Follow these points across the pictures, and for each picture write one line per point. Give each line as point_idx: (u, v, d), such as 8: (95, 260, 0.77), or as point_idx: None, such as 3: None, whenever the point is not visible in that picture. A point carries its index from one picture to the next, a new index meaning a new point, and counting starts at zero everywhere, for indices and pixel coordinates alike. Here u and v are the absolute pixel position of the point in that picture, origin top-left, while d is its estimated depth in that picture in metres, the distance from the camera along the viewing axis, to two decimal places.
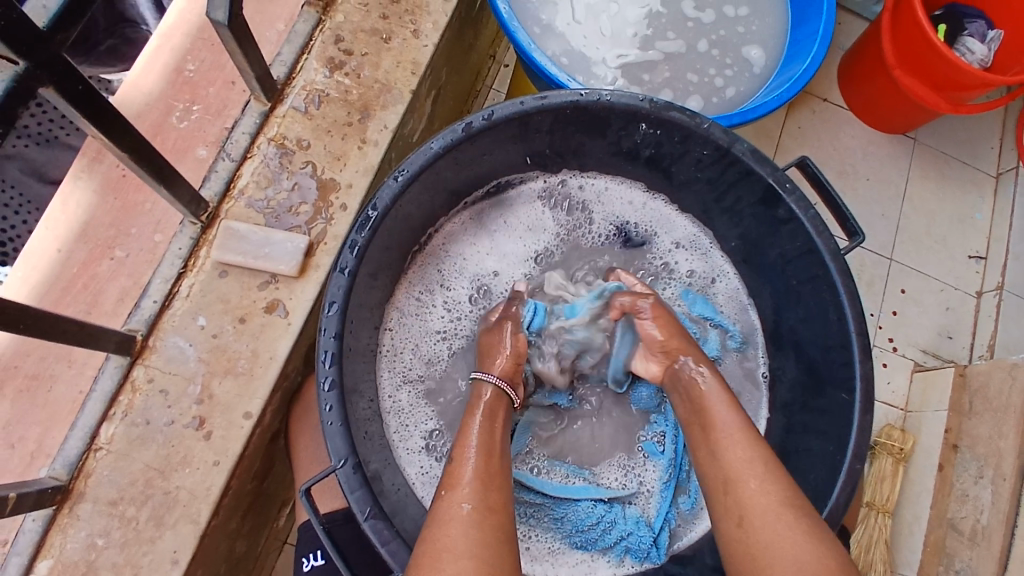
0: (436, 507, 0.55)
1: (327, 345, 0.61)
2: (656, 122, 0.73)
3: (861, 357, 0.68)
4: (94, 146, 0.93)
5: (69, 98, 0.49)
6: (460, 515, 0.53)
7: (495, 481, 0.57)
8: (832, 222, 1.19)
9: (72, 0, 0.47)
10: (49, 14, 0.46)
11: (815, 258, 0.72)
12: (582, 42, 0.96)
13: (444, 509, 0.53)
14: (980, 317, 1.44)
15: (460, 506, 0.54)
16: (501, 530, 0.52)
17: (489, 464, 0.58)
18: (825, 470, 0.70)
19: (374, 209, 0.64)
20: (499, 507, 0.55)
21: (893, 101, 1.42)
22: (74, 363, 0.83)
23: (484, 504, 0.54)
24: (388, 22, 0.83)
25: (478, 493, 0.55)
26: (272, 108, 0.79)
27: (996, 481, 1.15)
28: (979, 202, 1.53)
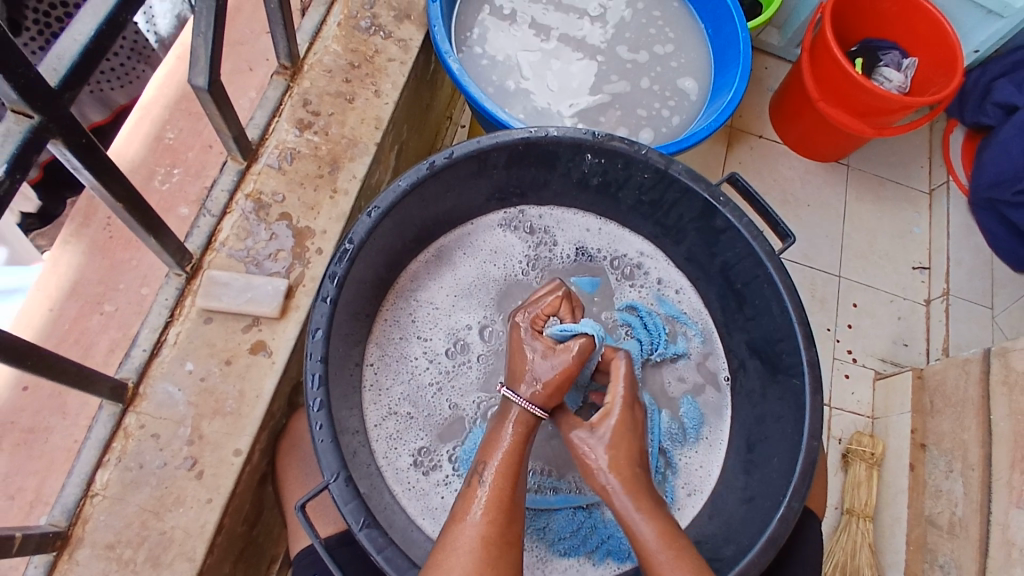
0: (450, 531, 0.60)
1: (314, 368, 0.65)
2: (600, 151, 0.81)
3: (805, 344, 0.75)
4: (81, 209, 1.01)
5: (74, 151, 0.56)
6: (470, 540, 0.58)
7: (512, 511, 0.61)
8: (766, 230, 1.30)
9: (79, 66, 0.54)
10: (59, 77, 0.53)
11: (754, 260, 0.79)
12: (536, 91, 1.06)
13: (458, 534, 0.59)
14: (932, 323, 1.53)
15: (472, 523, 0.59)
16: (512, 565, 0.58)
17: (506, 490, 0.62)
18: (786, 455, 0.75)
19: (350, 243, 0.70)
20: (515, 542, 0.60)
21: (822, 132, 1.54)
22: (68, 415, 0.92)
23: (501, 539, 0.59)
24: (350, 85, 0.91)
25: (495, 525, 0.59)
26: (247, 166, 0.85)
27: (966, 472, 1.20)
28: (916, 217, 1.64)
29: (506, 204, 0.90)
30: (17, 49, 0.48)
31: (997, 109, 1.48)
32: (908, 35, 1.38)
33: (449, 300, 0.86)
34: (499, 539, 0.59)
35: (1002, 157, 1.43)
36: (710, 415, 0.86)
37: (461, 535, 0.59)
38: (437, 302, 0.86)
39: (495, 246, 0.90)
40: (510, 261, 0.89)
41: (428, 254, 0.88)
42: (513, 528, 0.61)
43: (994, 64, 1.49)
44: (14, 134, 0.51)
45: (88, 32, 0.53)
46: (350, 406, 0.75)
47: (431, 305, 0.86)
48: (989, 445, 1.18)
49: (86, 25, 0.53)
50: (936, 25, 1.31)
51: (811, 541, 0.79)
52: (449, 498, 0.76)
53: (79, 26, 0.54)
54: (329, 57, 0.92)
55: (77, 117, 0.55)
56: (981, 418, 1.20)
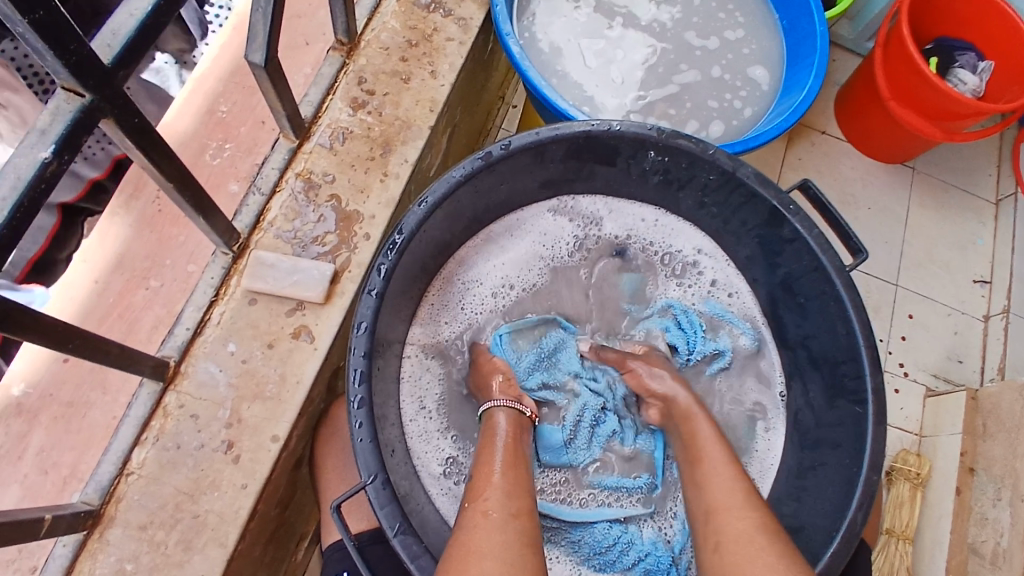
0: (462, 515, 0.58)
1: (356, 363, 0.64)
2: (664, 149, 0.77)
3: (871, 369, 0.70)
4: (132, 180, 0.95)
5: (126, 132, 0.54)
6: (486, 521, 0.55)
7: (518, 491, 0.59)
8: (836, 242, 1.22)
9: (136, 43, 0.52)
10: (112, 54, 0.51)
11: (822, 275, 0.74)
12: (602, 79, 1.02)
13: (471, 515, 0.56)
14: (989, 340, 1.46)
15: (486, 513, 0.56)
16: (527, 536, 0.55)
17: (518, 479, 0.61)
18: (841, 484, 0.71)
19: (399, 234, 0.68)
20: (523, 514, 0.57)
21: (889, 132, 1.47)
22: (108, 391, 0.86)
23: (507, 512, 0.56)
24: (407, 64, 0.88)
25: (501, 502, 0.57)
26: (299, 145, 0.83)
27: (1014, 502, 1.15)
28: (980, 228, 1.56)
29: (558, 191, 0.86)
30: (71, 24, 0.46)
31: None
32: (986, 36, 1.28)
33: (494, 288, 0.84)
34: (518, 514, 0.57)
35: None
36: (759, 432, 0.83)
37: (471, 515, 0.56)
38: (481, 289, 0.84)
39: (545, 239, 0.87)
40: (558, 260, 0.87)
41: (475, 239, 0.84)
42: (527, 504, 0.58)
43: None
44: (64, 113, 0.49)
45: (145, 8, 0.52)
46: (391, 401, 0.73)
47: (475, 302, 0.84)
48: None
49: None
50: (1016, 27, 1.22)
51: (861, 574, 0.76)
52: None
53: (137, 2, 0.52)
54: (386, 34, 0.89)
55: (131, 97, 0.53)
56: None
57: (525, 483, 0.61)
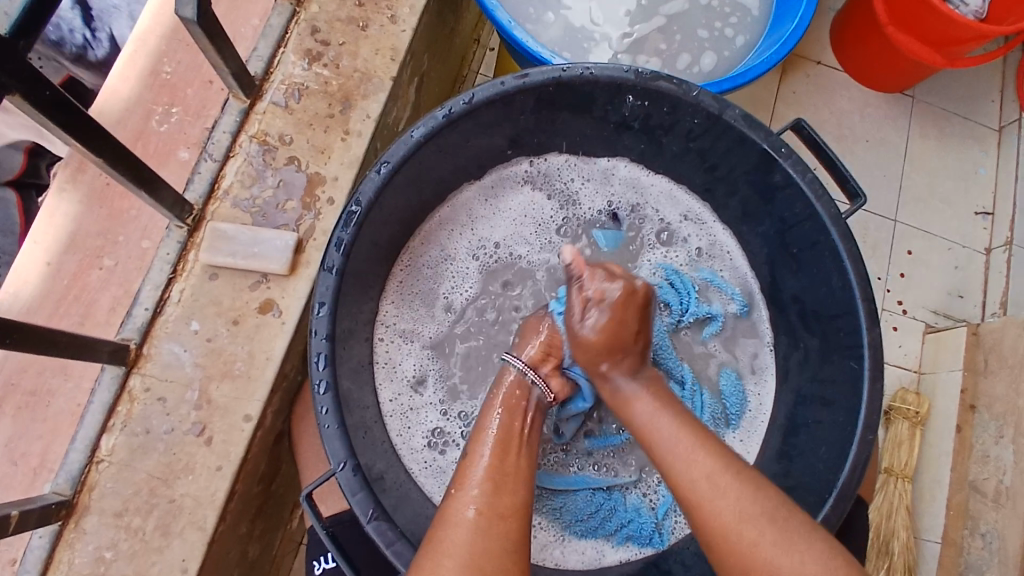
0: (446, 506, 0.56)
1: (319, 347, 0.60)
2: (642, 93, 0.71)
3: (868, 320, 0.67)
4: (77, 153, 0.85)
5: (38, 107, 0.51)
6: (466, 519, 0.54)
7: (507, 484, 0.57)
8: (833, 186, 1.15)
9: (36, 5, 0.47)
10: (11, 21, 0.47)
11: (815, 222, 0.70)
12: (583, 16, 0.95)
13: (453, 510, 0.55)
14: (990, 275, 1.43)
15: (467, 508, 0.55)
16: (506, 541, 0.53)
17: (504, 463, 0.59)
18: (838, 440, 0.69)
19: (356, 205, 0.63)
20: (511, 513, 0.55)
21: (889, 61, 1.39)
22: (71, 376, 0.81)
23: (493, 510, 0.55)
24: (363, 10, 0.81)
25: (484, 496, 0.55)
26: (251, 105, 0.77)
27: (1017, 440, 1.14)
28: (983, 157, 1.51)
29: (530, 153, 0.81)
30: None
31: None
32: None
33: (468, 260, 0.79)
34: (504, 508, 0.55)
35: None
36: (751, 390, 0.79)
37: (453, 509, 0.55)
38: (454, 262, 0.79)
39: (521, 203, 0.82)
40: (538, 223, 0.81)
41: (445, 208, 0.80)
42: (516, 497, 0.56)
43: None
44: None
45: None
46: (362, 381, 0.70)
47: (450, 273, 0.79)
48: None
49: None
50: None
51: (858, 530, 0.74)
52: None
53: None
54: None
55: (39, 69, 0.49)
56: None
57: (518, 470, 0.59)
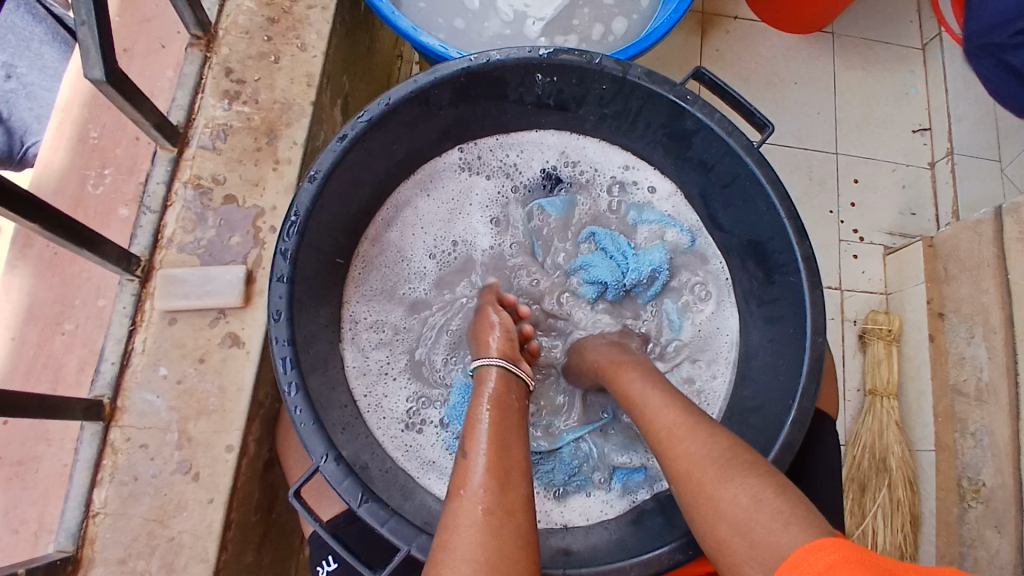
0: (451, 509, 0.52)
1: (282, 353, 0.62)
2: (550, 69, 0.74)
3: (797, 237, 0.69)
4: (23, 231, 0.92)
5: None
6: (476, 517, 0.50)
7: (510, 479, 0.54)
8: (736, 120, 1.17)
9: None
10: None
11: (732, 158, 0.73)
12: (492, 16, 0.97)
13: (460, 510, 0.50)
14: (939, 186, 1.48)
15: (476, 505, 0.51)
16: (519, 536, 0.49)
17: (503, 457, 0.55)
18: (789, 357, 0.71)
19: (295, 215, 0.65)
20: (517, 507, 0.52)
21: (804, 4, 1.44)
22: (53, 441, 0.90)
23: (501, 506, 0.51)
24: (273, 44, 0.84)
25: (491, 494, 0.52)
26: (180, 152, 0.80)
27: (988, 336, 1.17)
28: (911, 77, 1.56)
29: (461, 142, 0.83)
30: None
31: None
32: None
33: (420, 254, 0.83)
34: (506, 503, 0.52)
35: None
36: (708, 324, 0.83)
37: (462, 510, 0.51)
38: (406, 259, 0.82)
39: (460, 188, 0.84)
40: (477, 203, 0.85)
41: (386, 209, 0.82)
42: (518, 489, 0.53)
43: None
44: None
45: None
46: (333, 383, 0.72)
47: (403, 266, 0.82)
48: (1010, 304, 1.15)
49: None
50: None
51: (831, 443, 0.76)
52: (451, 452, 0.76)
53: None
54: (244, 16, 0.84)
55: None
56: (999, 279, 1.16)
57: (513, 461, 0.56)
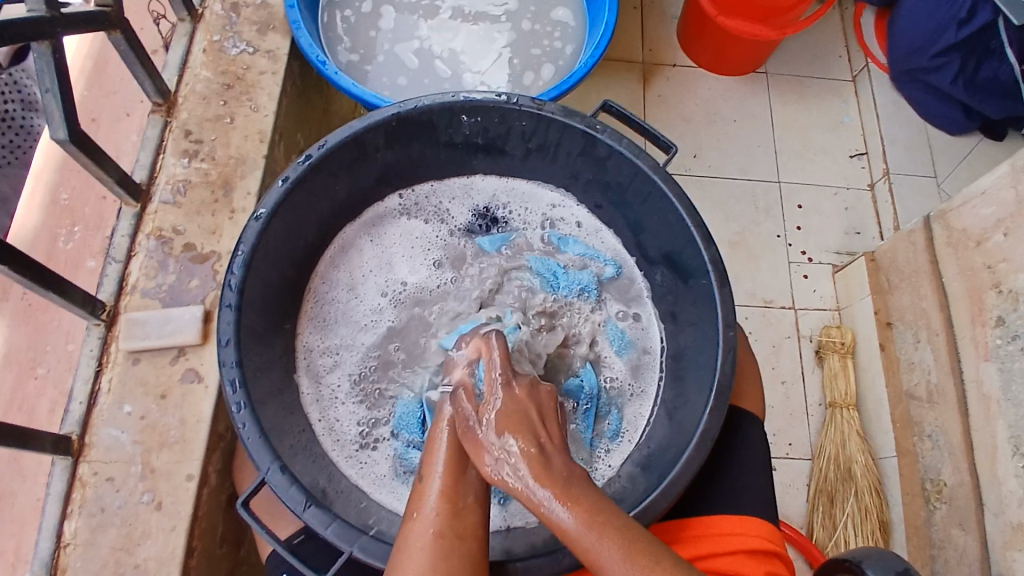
0: (406, 530, 0.56)
1: (230, 374, 0.67)
2: (472, 110, 0.82)
3: (703, 243, 0.76)
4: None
5: None
6: (428, 541, 0.55)
7: (468, 506, 0.57)
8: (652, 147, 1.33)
9: None
10: None
11: (643, 177, 0.80)
12: (430, 73, 1.05)
13: (414, 534, 0.55)
14: (879, 206, 1.55)
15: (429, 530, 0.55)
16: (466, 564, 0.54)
17: (458, 485, 0.58)
18: (708, 354, 0.76)
19: (242, 249, 0.72)
20: (470, 533, 0.56)
21: (734, 47, 1.56)
22: (28, 475, 0.97)
23: (453, 531, 0.55)
24: (228, 106, 0.93)
25: (444, 516, 0.56)
26: (143, 207, 0.87)
27: (932, 339, 1.22)
28: (845, 107, 1.66)
29: (399, 186, 0.91)
30: None
31: None
32: None
33: (365, 287, 0.88)
34: (460, 529, 0.55)
35: (911, 23, 1.45)
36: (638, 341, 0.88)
37: (413, 533, 0.55)
38: (351, 293, 0.87)
39: (403, 226, 0.91)
40: (419, 238, 0.91)
41: (333, 249, 0.89)
42: (474, 516, 0.57)
43: None
44: None
45: None
46: (284, 407, 0.77)
47: (350, 299, 0.87)
48: (948, 307, 1.20)
49: None
50: None
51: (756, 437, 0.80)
52: (401, 469, 0.79)
53: None
54: (202, 84, 0.93)
55: None
56: (934, 284, 1.22)
57: (471, 490, 0.58)
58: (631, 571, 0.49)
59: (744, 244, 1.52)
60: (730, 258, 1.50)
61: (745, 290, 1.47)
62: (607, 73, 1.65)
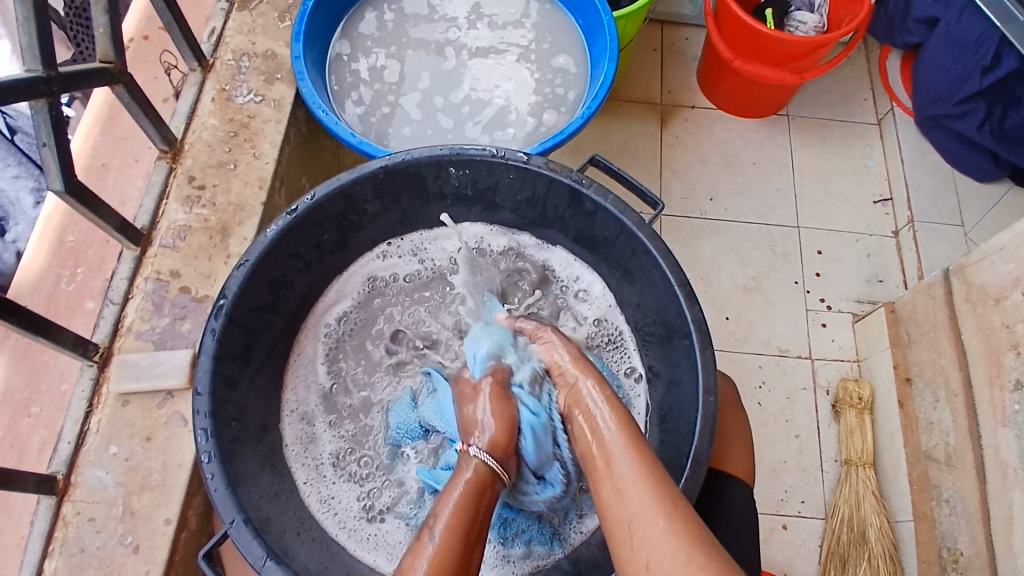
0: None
1: (203, 424, 0.68)
2: (460, 163, 0.82)
3: (687, 302, 0.74)
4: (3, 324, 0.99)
5: None
6: None
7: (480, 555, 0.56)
8: (634, 200, 1.34)
9: None
10: None
11: (628, 234, 0.79)
12: (434, 124, 1.07)
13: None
14: (904, 253, 1.50)
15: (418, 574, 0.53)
16: None
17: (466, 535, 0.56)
18: (688, 417, 0.74)
19: (224, 299, 0.73)
20: None
21: (752, 91, 1.54)
22: (13, 513, 0.93)
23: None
24: (232, 153, 0.95)
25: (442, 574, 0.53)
26: (143, 251, 0.90)
27: (951, 399, 1.16)
28: (868, 151, 1.62)
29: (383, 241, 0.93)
30: None
31: (919, 26, 1.50)
32: None
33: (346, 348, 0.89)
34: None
35: (936, 71, 1.43)
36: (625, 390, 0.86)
37: None
38: (338, 352, 0.89)
39: (388, 285, 0.92)
40: (403, 297, 0.92)
41: (318, 310, 0.90)
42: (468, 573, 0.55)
43: None
44: None
45: None
46: (261, 456, 0.77)
47: (331, 361, 0.88)
48: (967, 366, 1.15)
49: None
50: None
51: (739, 504, 0.77)
52: (393, 531, 0.79)
53: None
54: (208, 131, 0.96)
55: None
56: (954, 340, 1.17)
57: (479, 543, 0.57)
58: (665, 519, 0.52)
59: (760, 290, 1.47)
60: (745, 304, 1.46)
61: (760, 339, 1.43)
62: (624, 114, 1.64)
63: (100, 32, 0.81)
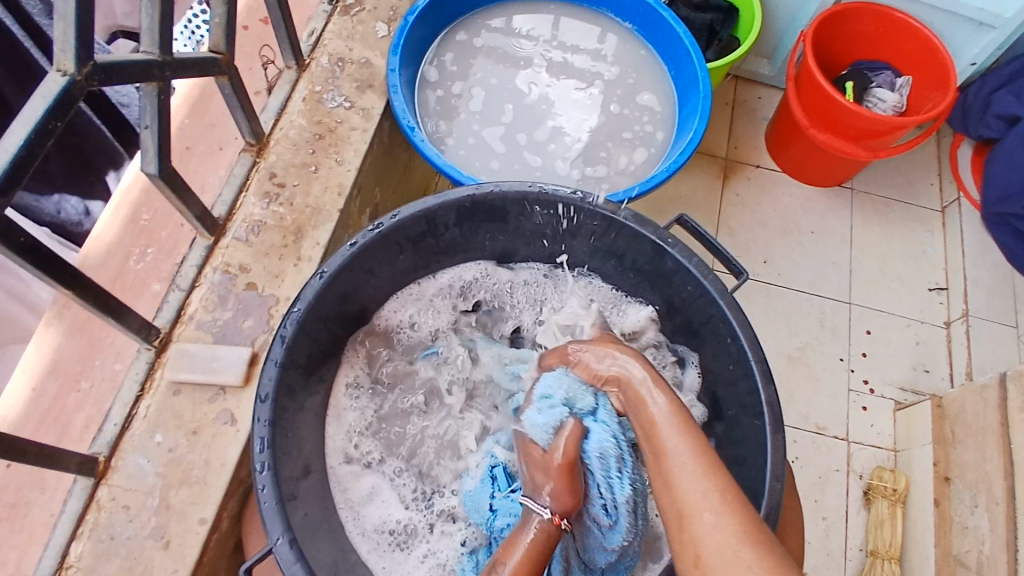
0: None
1: (260, 432, 0.67)
2: (546, 204, 0.81)
3: (763, 381, 0.73)
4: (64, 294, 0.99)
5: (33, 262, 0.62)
6: None
7: None
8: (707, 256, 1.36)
9: (28, 152, 0.57)
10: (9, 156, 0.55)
11: (708, 300, 0.77)
12: (515, 153, 1.07)
13: None
14: (953, 346, 1.47)
15: None
16: None
17: None
18: (750, 497, 0.72)
19: (298, 305, 0.72)
20: None
21: (820, 158, 1.53)
22: (47, 488, 0.92)
23: None
24: (315, 156, 0.95)
25: None
26: (215, 241, 0.89)
27: (991, 506, 1.13)
28: (930, 237, 1.60)
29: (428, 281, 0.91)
30: None
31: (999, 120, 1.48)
32: (898, 57, 1.47)
33: (387, 403, 0.86)
34: None
35: (1008, 167, 1.42)
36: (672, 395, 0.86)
37: None
38: (380, 498, 0.81)
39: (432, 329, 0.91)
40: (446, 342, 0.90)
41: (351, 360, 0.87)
42: None
43: (993, 76, 1.48)
44: None
45: (16, 143, 0.56)
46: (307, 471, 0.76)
47: (369, 416, 0.85)
48: (1013, 477, 1.11)
49: (15, 137, 0.56)
50: (928, 42, 1.39)
51: None
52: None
53: (9, 138, 0.56)
54: (294, 131, 0.96)
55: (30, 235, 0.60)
56: (1002, 448, 1.13)
57: None
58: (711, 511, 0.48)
59: (804, 362, 1.45)
60: (786, 375, 1.44)
61: (798, 412, 1.40)
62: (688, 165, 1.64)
63: (215, 22, 0.81)
